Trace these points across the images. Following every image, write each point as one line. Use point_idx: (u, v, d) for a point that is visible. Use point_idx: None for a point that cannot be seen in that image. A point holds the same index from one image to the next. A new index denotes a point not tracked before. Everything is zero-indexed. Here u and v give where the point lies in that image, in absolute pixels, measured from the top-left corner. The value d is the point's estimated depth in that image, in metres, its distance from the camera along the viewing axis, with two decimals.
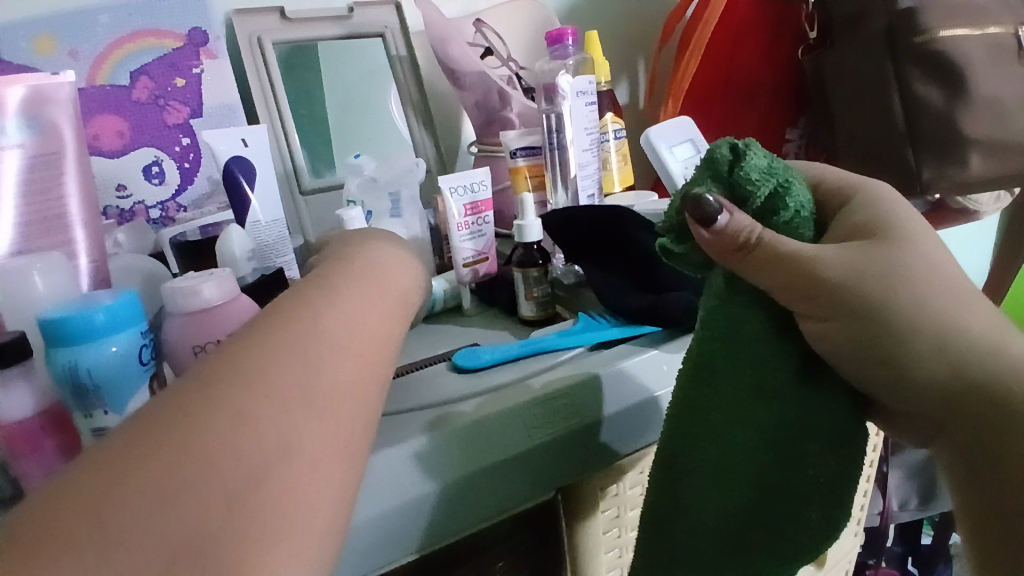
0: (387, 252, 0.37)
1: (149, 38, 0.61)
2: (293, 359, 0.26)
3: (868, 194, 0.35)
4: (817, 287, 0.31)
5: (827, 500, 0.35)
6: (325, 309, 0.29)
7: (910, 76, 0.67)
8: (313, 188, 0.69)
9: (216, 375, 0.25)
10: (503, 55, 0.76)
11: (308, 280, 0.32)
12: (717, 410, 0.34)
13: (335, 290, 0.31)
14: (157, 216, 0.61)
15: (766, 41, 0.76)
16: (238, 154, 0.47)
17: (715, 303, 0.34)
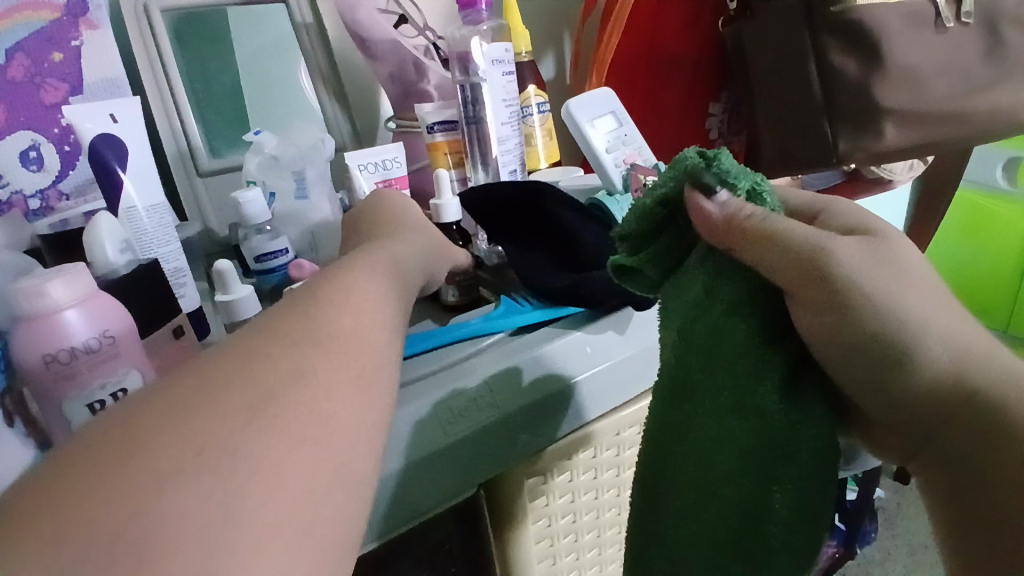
0: (378, 269, 0.34)
1: (27, 11, 0.54)
2: (272, 369, 0.25)
3: (838, 208, 0.34)
4: (816, 282, 0.28)
5: (809, 528, 0.29)
6: (307, 363, 0.26)
7: (827, 46, 0.67)
8: (212, 169, 0.63)
9: (109, 439, 0.22)
10: (418, 24, 0.72)
11: (288, 303, 0.29)
12: (695, 411, 0.32)
13: (326, 317, 0.28)
14: (37, 207, 0.54)
15: (688, 12, 0.75)
16: (107, 131, 0.41)
17: (694, 312, 0.31)
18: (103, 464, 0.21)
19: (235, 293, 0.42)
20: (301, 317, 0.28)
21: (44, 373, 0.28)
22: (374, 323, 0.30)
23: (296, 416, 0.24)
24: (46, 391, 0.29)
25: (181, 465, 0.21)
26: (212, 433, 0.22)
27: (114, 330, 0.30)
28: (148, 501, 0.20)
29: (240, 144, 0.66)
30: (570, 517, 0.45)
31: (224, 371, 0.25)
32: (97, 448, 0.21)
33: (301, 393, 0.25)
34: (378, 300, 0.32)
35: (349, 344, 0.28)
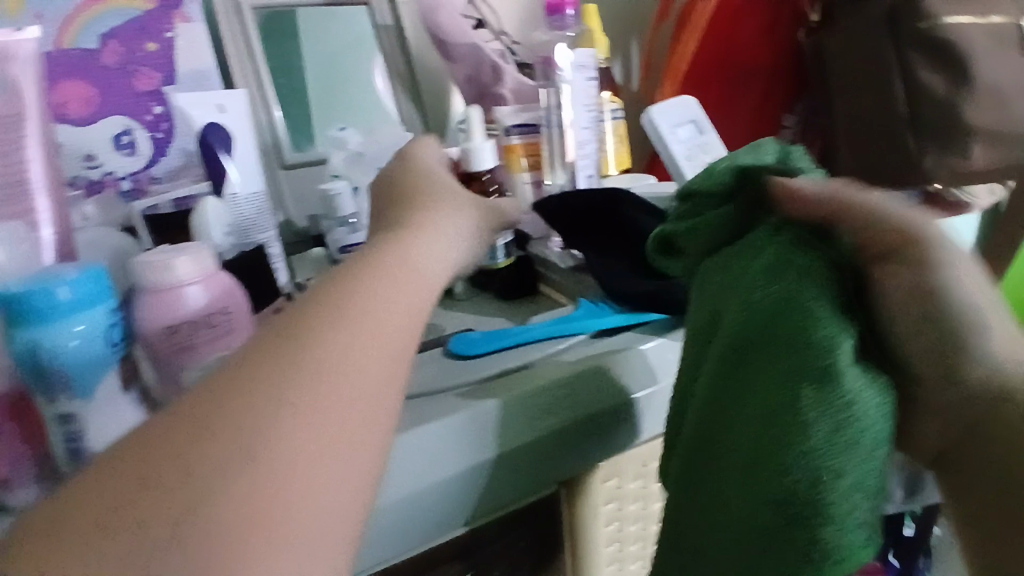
0: (433, 237, 0.33)
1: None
2: (320, 340, 0.25)
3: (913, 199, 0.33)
4: (903, 250, 0.27)
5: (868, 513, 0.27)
6: (359, 314, 0.26)
7: (914, 61, 0.66)
8: (293, 162, 0.65)
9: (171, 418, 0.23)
10: (495, 28, 0.73)
11: (334, 272, 0.29)
12: (755, 380, 0.30)
13: (366, 297, 0.27)
14: (129, 188, 0.57)
15: (764, 24, 0.74)
16: (212, 120, 0.44)
17: (771, 268, 0.30)
18: (167, 436, 0.22)
19: None
20: (355, 289, 0.27)
21: (164, 344, 0.29)
22: (417, 302, 0.29)
23: (345, 401, 0.24)
24: (163, 362, 0.30)
25: (216, 438, 0.22)
26: (228, 411, 0.22)
27: (230, 307, 0.31)
28: (187, 482, 0.21)
29: (319, 140, 0.68)
30: (640, 524, 0.44)
31: (262, 346, 0.24)
32: (158, 424, 0.22)
33: (338, 371, 0.25)
34: (415, 272, 0.30)
35: (385, 325, 0.27)
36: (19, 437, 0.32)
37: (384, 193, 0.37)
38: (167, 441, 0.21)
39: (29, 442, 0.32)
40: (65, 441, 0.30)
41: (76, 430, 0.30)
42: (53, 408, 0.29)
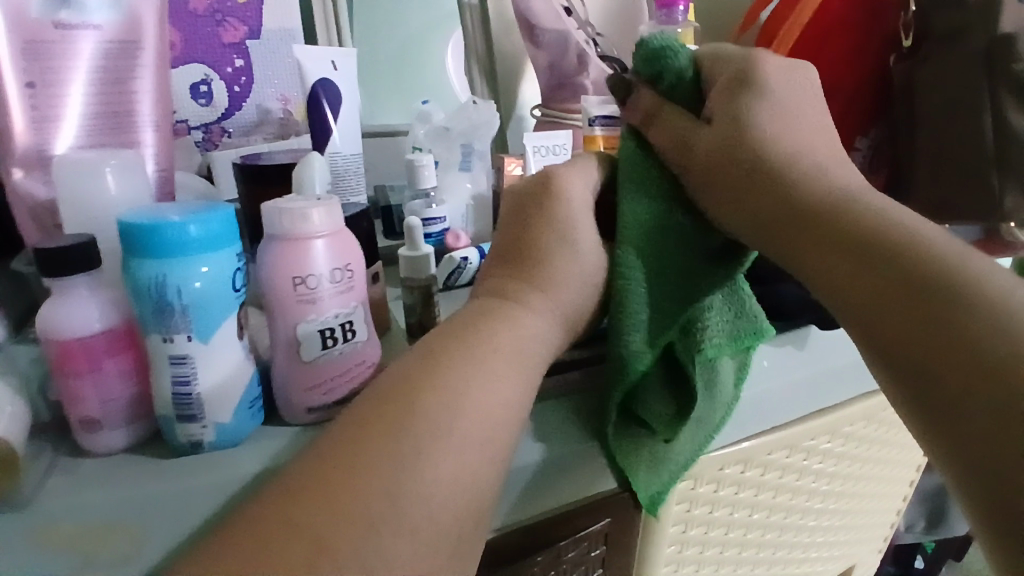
0: (547, 306, 0.33)
1: None
2: (439, 400, 0.28)
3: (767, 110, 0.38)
4: (740, 118, 0.37)
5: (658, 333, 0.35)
6: (476, 388, 0.29)
7: (1004, 102, 0.62)
8: (370, 130, 0.66)
9: (331, 467, 0.25)
10: (581, 16, 0.70)
11: (441, 344, 0.31)
12: (647, 236, 0.36)
13: (474, 379, 0.29)
14: (200, 138, 0.59)
15: (853, 44, 0.73)
16: (325, 76, 0.43)
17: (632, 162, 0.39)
18: (309, 507, 0.24)
19: (421, 250, 0.43)
20: (462, 365, 0.30)
21: (292, 296, 0.29)
22: (523, 385, 0.31)
23: (458, 484, 0.27)
24: (283, 311, 0.30)
25: (354, 520, 0.24)
26: (368, 481, 0.25)
27: (352, 265, 0.31)
28: (367, 529, 0.24)
29: (401, 112, 0.69)
30: (704, 529, 0.44)
31: (382, 424, 0.27)
32: (300, 491, 0.24)
33: (451, 460, 0.27)
34: (522, 351, 0.32)
35: (490, 407, 0.29)
36: (120, 377, 0.30)
37: (510, 238, 0.36)
38: (314, 509, 0.24)
39: (131, 383, 0.30)
40: (174, 384, 0.28)
41: (187, 374, 0.28)
42: (166, 347, 0.28)
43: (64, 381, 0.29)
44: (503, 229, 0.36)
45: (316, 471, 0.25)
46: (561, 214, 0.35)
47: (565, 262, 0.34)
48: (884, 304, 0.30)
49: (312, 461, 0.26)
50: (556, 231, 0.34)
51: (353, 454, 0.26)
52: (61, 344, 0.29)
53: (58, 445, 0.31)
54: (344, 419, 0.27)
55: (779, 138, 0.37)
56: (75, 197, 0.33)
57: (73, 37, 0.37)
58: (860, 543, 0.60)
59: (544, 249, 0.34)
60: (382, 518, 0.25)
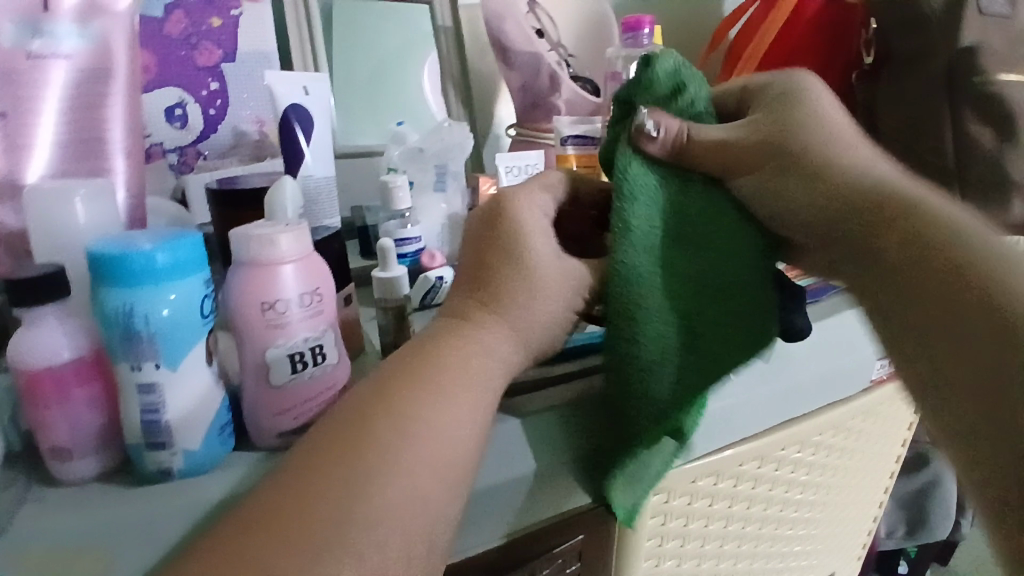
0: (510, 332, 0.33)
1: None
2: (388, 428, 0.28)
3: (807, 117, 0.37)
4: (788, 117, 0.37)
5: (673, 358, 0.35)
6: (427, 415, 0.29)
7: (964, 114, 0.64)
8: (345, 151, 0.67)
9: (281, 496, 0.26)
10: (553, 39, 0.73)
11: (398, 373, 0.31)
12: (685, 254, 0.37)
13: (435, 409, 0.29)
14: (175, 161, 0.59)
15: (816, 64, 0.75)
16: (296, 101, 0.44)
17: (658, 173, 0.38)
18: (260, 542, 0.24)
19: (393, 271, 0.44)
20: (422, 397, 0.30)
21: (261, 321, 0.29)
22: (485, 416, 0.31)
23: (412, 513, 0.27)
24: (253, 335, 0.30)
25: (305, 552, 0.24)
26: (312, 514, 0.25)
27: (322, 289, 0.31)
28: (308, 560, 0.24)
29: (378, 132, 0.69)
30: (678, 541, 0.44)
31: (332, 459, 0.27)
32: (261, 521, 0.25)
33: (405, 488, 0.27)
34: (471, 372, 0.31)
35: (452, 442, 0.29)
36: (89, 405, 0.30)
37: (472, 258, 0.35)
38: (264, 538, 0.24)
39: (100, 411, 0.30)
40: (142, 412, 0.28)
41: (156, 401, 0.28)
42: (135, 375, 0.28)
43: (33, 410, 0.29)
44: (467, 242, 0.36)
45: (273, 502, 0.25)
46: (528, 241, 0.34)
47: (530, 288, 0.33)
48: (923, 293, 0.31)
49: (266, 495, 0.26)
50: (518, 256, 0.34)
51: (299, 488, 0.26)
52: (29, 372, 0.29)
53: (28, 475, 0.31)
54: (297, 450, 0.28)
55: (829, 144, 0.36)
56: (44, 225, 0.33)
57: (44, 66, 0.38)
58: (837, 552, 0.61)
59: (511, 274, 0.33)
60: (331, 550, 0.25)
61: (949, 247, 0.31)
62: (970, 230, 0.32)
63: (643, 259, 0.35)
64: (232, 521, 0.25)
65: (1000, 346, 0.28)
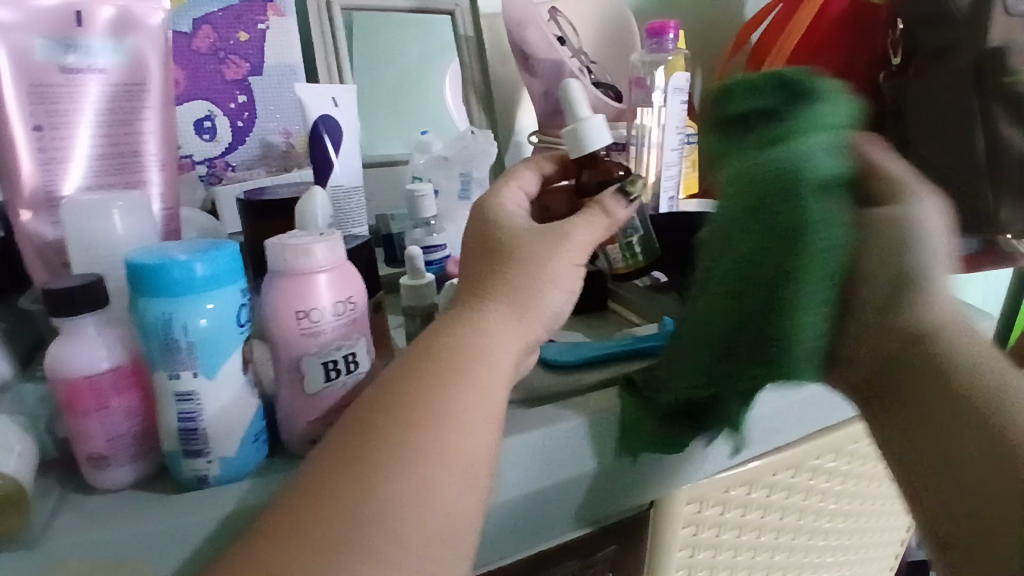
0: (508, 314, 0.33)
1: None
2: (398, 419, 0.28)
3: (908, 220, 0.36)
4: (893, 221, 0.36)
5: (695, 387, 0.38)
6: (434, 404, 0.29)
7: (996, 116, 0.63)
8: (370, 161, 0.67)
9: (309, 498, 0.26)
10: (574, 46, 0.73)
11: (412, 366, 0.30)
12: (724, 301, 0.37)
13: (443, 399, 0.29)
14: (204, 172, 0.61)
15: (842, 65, 0.75)
16: (325, 112, 0.44)
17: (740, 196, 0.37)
18: (281, 547, 0.24)
19: (422, 278, 0.44)
20: (431, 387, 0.29)
21: (296, 330, 0.30)
22: (494, 408, 0.30)
23: (425, 510, 0.27)
24: (287, 344, 0.30)
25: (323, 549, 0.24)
26: (325, 506, 0.25)
27: (355, 297, 0.31)
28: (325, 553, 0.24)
29: (401, 141, 0.70)
30: (711, 552, 0.43)
31: (347, 453, 0.27)
32: (292, 524, 0.25)
33: (417, 480, 0.27)
34: (479, 361, 0.31)
35: (462, 432, 0.28)
36: (126, 413, 0.31)
37: (474, 260, 0.35)
38: (283, 537, 0.25)
39: (136, 420, 0.31)
40: (180, 419, 0.29)
41: (192, 410, 0.29)
42: (172, 384, 0.28)
43: (72, 419, 0.30)
44: (469, 247, 0.36)
45: (294, 506, 0.25)
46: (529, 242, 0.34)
47: (524, 266, 0.34)
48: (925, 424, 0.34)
49: (290, 497, 0.26)
50: (515, 252, 0.34)
51: (314, 483, 0.26)
52: (69, 382, 0.29)
53: (67, 483, 0.32)
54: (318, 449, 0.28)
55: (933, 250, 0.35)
56: (83, 237, 0.33)
57: (80, 80, 0.39)
58: (871, 562, 0.59)
59: (509, 258, 0.34)
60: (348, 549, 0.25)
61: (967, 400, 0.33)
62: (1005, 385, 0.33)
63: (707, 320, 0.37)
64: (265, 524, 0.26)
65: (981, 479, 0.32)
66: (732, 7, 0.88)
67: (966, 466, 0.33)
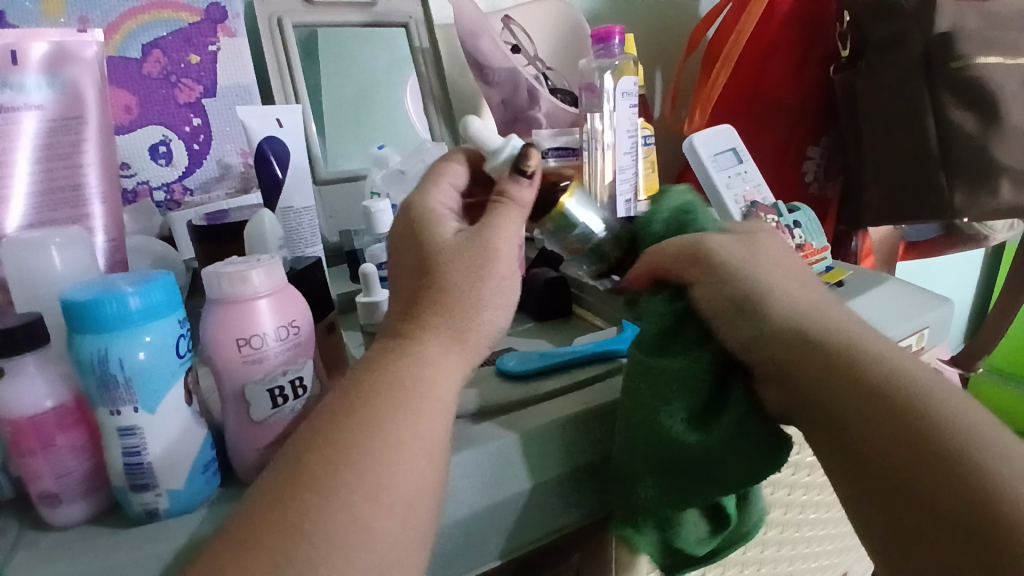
0: (453, 352, 0.34)
1: (166, 11, 0.60)
2: (332, 464, 0.28)
3: (741, 256, 0.38)
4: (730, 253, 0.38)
5: (691, 483, 0.36)
6: (383, 437, 0.29)
7: (945, 103, 0.64)
8: (329, 178, 0.67)
9: (249, 533, 0.26)
10: (530, 54, 0.74)
11: (344, 403, 0.30)
12: (705, 447, 0.35)
13: (380, 440, 0.29)
14: (162, 198, 0.60)
15: (795, 59, 0.76)
16: (272, 134, 0.44)
17: (684, 366, 0.36)
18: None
19: (376, 296, 0.44)
20: (363, 424, 0.29)
21: (237, 358, 0.30)
22: (434, 443, 0.30)
23: (353, 553, 0.26)
24: (230, 374, 0.30)
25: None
26: (253, 553, 0.25)
27: (298, 321, 0.31)
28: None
29: (359, 157, 0.70)
30: None
31: (291, 502, 0.26)
32: (235, 556, 0.25)
33: (349, 523, 0.27)
34: (430, 397, 0.31)
35: (396, 475, 0.28)
36: (72, 452, 0.30)
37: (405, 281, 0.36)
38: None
39: (82, 458, 0.30)
40: (124, 455, 0.29)
41: (136, 444, 0.28)
42: (113, 420, 0.28)
43: (16, 460, 0.29)
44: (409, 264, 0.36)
45: (231, 542, 0.26)
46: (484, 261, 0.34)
47: (467, 276, 0.34)
48: (867, 426, 0.31)
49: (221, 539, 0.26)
50: (460, 287, 0.34)
51: (245, 543, 0.25)
52: (10, 424, 0.29)
53: (21, 522, 0.31)
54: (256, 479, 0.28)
55: (750, 278, 0.37)
56: (23, 275, 0.33)
57: (17, 118, 0.38)
58: (847, 551, 0.60)
59: (436, 287, 0.34)
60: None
61: (906, 410, 0.30)
62: (914, 377, 0.32)
63: (686, 442, 0.35)
64: (207, 551, 0.26)
65: (934, 473, 0.29)
66: (686, 6, 0.89)
67: (908, 462, 0.30)
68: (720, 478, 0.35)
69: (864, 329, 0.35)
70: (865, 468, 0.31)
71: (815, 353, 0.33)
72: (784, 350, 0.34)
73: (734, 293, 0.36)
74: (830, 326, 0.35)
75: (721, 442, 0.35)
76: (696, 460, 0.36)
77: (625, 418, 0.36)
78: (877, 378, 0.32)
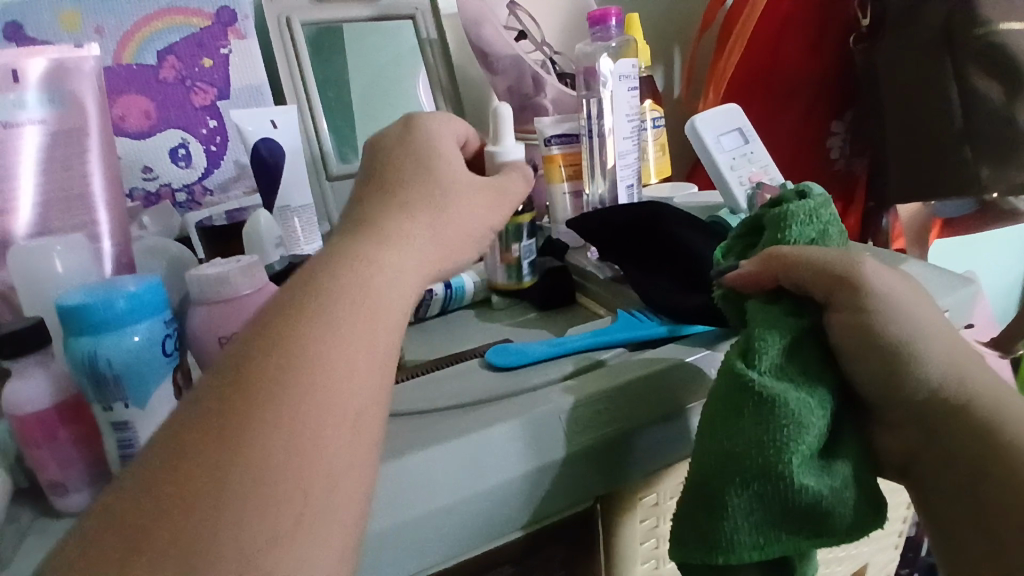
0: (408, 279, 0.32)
1: (177, 17, 0.62)
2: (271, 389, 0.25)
3: (877, 303, 0.34)
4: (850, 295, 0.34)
5: (796, 536, 0.34)
6: (330, 360, 0.26)
7: (968, 71, 0.61)
8: (341, 174, 0.68)
9: None
10: (537, 39, 0.73)
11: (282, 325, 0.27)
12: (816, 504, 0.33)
13: (317, 364, 0.26)
14: (183, 199, 0.63)
15: (812, 32, 0.73)
16: (267, 135, 0.45)
17: (794, 427, 0.32)
18: None
19: None
20: (305, 346, 0.26)
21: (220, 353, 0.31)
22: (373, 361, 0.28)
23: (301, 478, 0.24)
24: None
25: None
26: (182, 488, 0.22)
27: None
28: None
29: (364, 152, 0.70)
30: None
31: (222, 430, 0.24)
32: None
33: (292, 451, 0.24)
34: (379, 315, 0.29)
35: (345, 395, 0.26)
36: (74, 445, 0.32)
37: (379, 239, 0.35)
38: (130, 533, 0.22)
39: (84, 451, 0.32)
40: (119, 448, 0.31)
41: (129, 437, 0.30)
42: (107, 415, 0.30)
43: (25, 453, 0.32)
44: None
45: (148, 486, 0.23)
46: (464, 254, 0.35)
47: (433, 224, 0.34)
48: (957, 464, 0.35)
49: None
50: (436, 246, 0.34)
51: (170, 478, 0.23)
52: (16, 419, 0.31)
53: (34, 510, 0.33)
54: None
55: (882, 329, 0.34)
56: (28, 282, 0.35)
57: (19, 133, 0.40)
58: (867, 541, 0.58)
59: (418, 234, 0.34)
60: (209, 543, 0.22)
61: (997, 459, 0.34)
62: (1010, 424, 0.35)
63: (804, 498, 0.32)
64: None
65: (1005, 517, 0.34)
66: None
67: (992, 506, 0.35)
68: (827, 530, 0.33)
69: (964, 369, 0.35)
70: (943, 495, 0.36)
71: (930, 404, 0.35)
72: (910, 403, 0.35)
73: (859, 343, 0.34)
74: (941, 373, 0.35)
75: (831, 501, 0.33)
76: (806, 516, 0.33)
77: (722, 472, 0.33)
78: (981, 419, 0.35)
